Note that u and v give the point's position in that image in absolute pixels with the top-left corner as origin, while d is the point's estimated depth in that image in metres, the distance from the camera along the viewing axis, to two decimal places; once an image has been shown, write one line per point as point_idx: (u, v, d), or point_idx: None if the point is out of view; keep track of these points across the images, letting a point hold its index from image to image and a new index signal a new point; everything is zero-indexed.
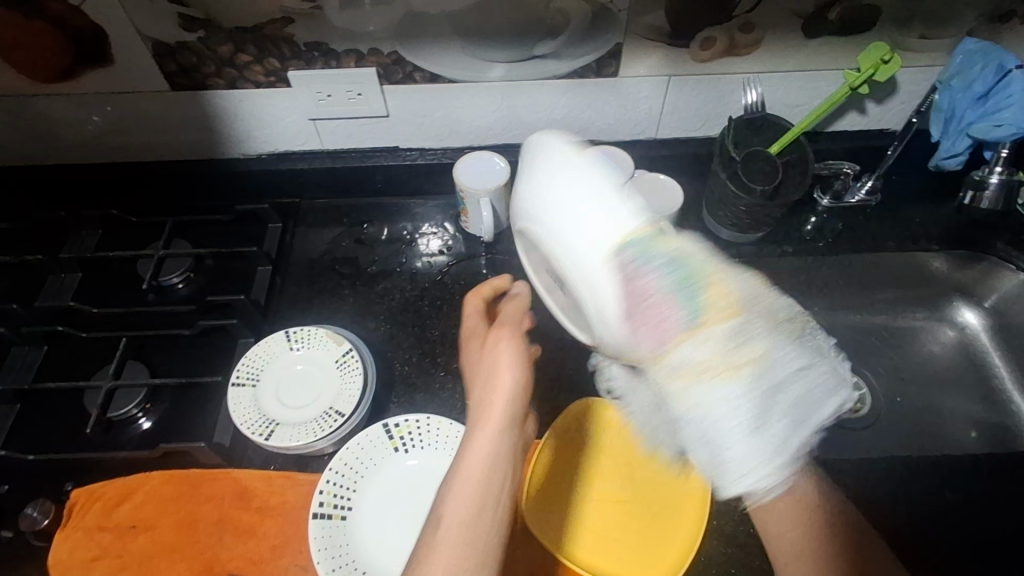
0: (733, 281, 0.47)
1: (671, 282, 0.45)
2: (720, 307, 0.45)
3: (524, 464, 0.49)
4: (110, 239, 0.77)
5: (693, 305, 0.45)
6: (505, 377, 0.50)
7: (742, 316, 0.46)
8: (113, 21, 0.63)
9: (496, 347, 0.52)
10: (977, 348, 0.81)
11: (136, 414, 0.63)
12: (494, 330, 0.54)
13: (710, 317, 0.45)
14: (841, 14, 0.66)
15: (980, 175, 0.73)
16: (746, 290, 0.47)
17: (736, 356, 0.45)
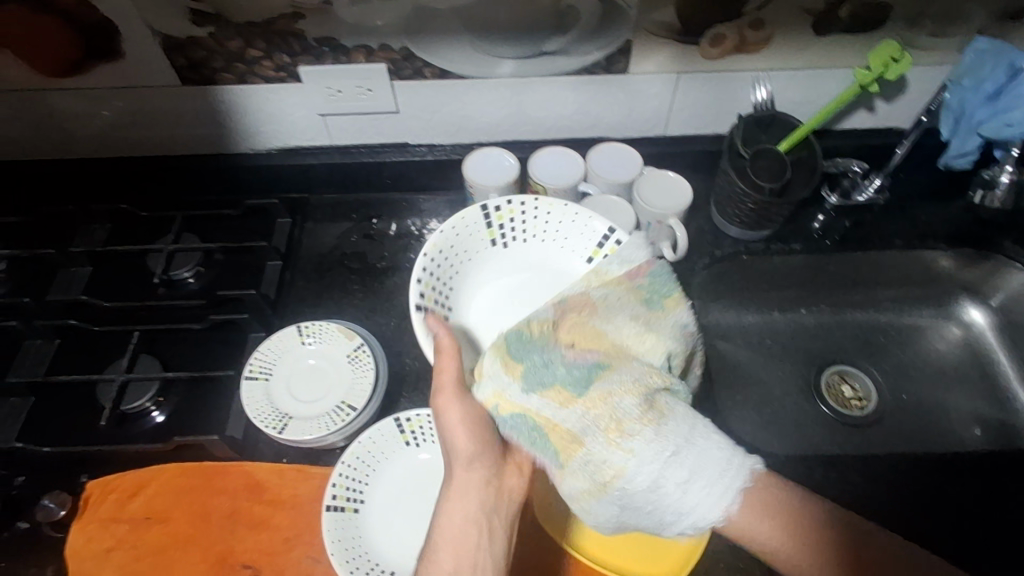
0: (574, 407, 0.51)
1: (529, 441, 0.51)
2: (578, 434, 0.50)
3: (495, 508, 0.52)
4: (120, 234, 0.77)
5: (553, 446, 0.51)
6: (456, 433, 0.52)
7: (596, 433, 0.50)
8: (123, 16, 0.63)
9: (438, 412, 0.51)
10: (981, 346, 0.82)
11: (149, 407, 0.64)
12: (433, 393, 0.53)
13: (568, 450, 0.51)
14: (852, 11, 0.66)
15: (991, 173, 0.76)
16: (591, 400, 0.51)
17: (619, 456, 0.49)
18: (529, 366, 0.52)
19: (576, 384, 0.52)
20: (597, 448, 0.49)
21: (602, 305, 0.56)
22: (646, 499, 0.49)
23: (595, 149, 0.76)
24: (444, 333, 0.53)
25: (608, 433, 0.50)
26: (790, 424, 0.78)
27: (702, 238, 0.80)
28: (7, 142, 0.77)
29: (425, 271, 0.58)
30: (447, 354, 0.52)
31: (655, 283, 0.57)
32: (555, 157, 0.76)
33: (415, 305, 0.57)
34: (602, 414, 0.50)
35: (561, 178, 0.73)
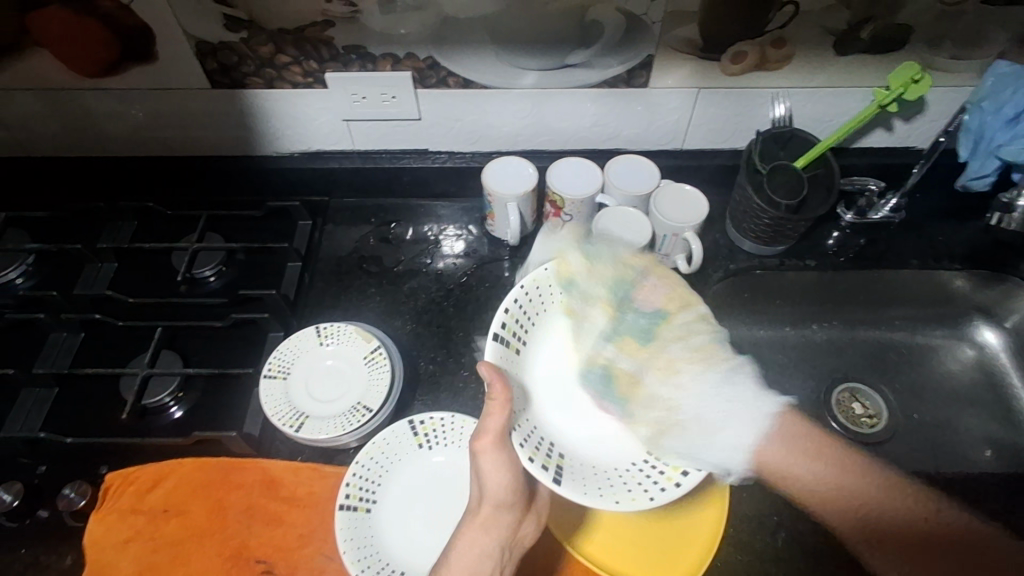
0: (629, 356, 0.62)
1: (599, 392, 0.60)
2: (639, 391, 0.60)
3: (507, 557, 0.54)
4: (144, 231, 0.79)
5: (619, 397, 0.60)
6: (496, 477, 0.52)
7: (663, 383, 0.60)
8: (159, 20, 0.65)
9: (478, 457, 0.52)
10: (995, 368, 0.82)
11: (168, 403, 0.65)
12: (475, 436, 0.52)
13: (632, 395, 0.60)
14: (874, 32, 0.67)
15: (1006, 198, 0.73)
16: (668, 394, 0.60)
17: (672, 402, 0.59)
18: (579, 330, 0.62)
19: (607, 382, 0.61)
20: (653, 373, 0.61)
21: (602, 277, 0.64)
22: (699, 438, 0.55)
23: (613, 161, 0.77)
24: (501, 382, 0.51)
25: (655, 376, 0.61)
26: None
27: (717, 252, 0.81)
28: (39, 139, 0.79)
29: (515, 303, 0.58)
30: (499, 405, 0.51)
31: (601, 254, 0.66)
32: (572, 168, 0.76)
33: (495, 332, 0.56)
34: (657, 367, 0.61)
35: (579, 189, 0.74)
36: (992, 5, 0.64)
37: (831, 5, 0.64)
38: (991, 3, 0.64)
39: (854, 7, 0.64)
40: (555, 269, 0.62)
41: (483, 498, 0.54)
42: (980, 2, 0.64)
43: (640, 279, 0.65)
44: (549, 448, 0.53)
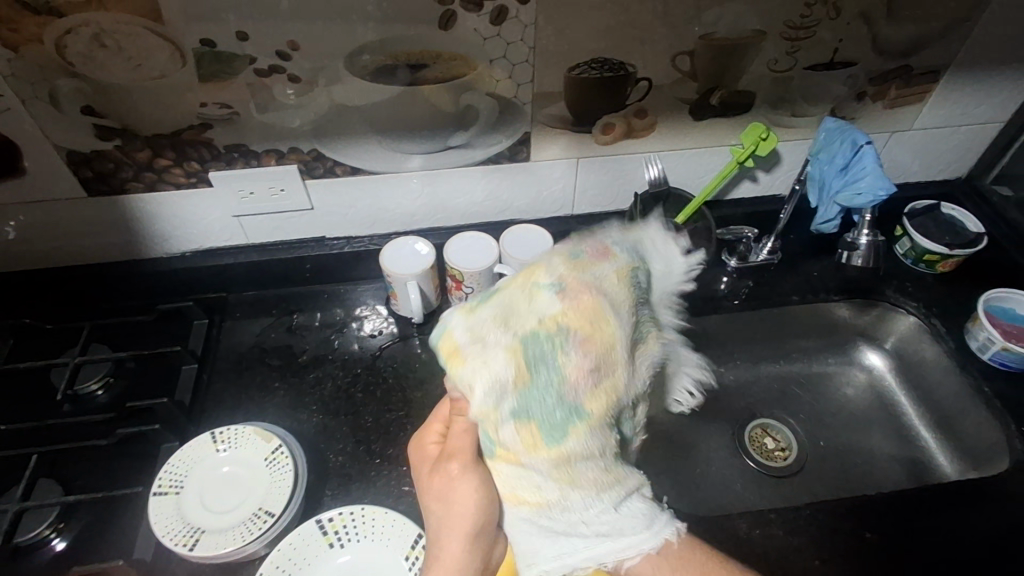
0: (528, 434, 0.43)
1: (487, 422, 0.52)
2: (555, 374, 0.42)
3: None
4: (21, 351, 0.74)
5: (492, 451, 0.47)
6: (467, 507, 0.51)
7: (553, 469, 0.44)
8: (26, 135, 0.64)
9: (453, 477, 0.52)
10: (884, 388, 0.88)
11: (49, 536, 0.60)
12: (449, 458, 0.53)
13: (503, 485, 0.48)
14: (722, 98, 0.74)
15: (851, 236, 0.82)
16: (562, 438, 0.43)
17: (571, 497, 0.45)
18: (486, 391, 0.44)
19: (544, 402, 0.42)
20: (575, 350, 0.42)
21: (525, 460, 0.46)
22: (551, 551, 0.48)
23: (508, 232, 0.79)
24: (466, 401, 0.54)
25: (587, 349, 0.42)
26: (721, 481, 0.80)
27: None
28: None
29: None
30: (465, 418, 0.52)
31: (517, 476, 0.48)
32: (470, 241, 0.78)
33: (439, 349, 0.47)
34: (579, 367, 0.42)
35: (475, 262, 0.76)
36: (815, 70, 0.73)
37: (680, 79, 0.71)
38: (814, 68, 0.72)
39: (700, 79, 0.71)
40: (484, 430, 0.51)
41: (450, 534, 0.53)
42: (805, 68, 0.72)
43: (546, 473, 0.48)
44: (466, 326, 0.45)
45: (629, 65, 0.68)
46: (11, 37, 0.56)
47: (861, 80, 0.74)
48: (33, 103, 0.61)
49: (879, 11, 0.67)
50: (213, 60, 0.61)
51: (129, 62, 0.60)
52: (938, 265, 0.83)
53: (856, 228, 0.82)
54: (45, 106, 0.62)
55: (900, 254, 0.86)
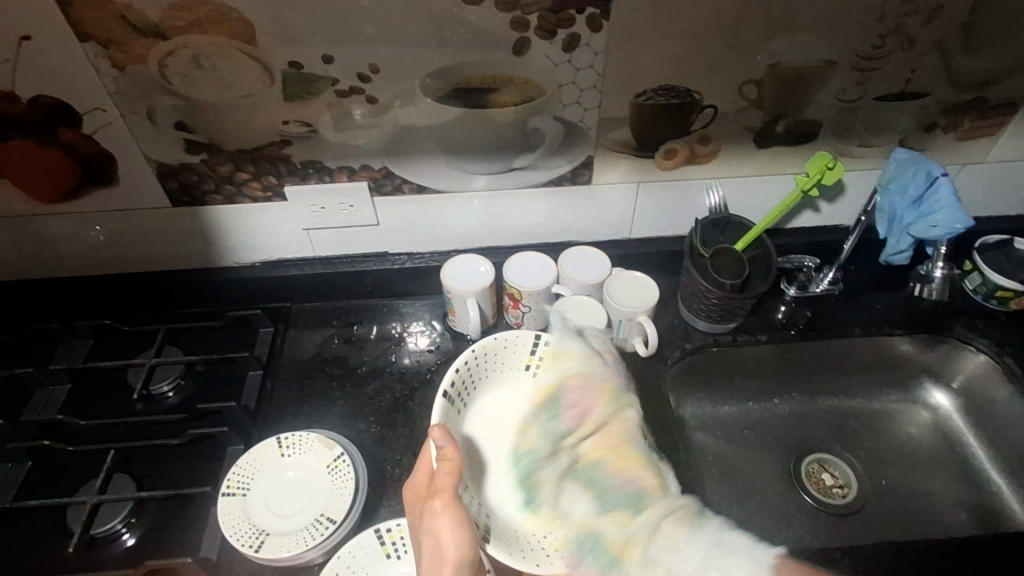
0: (618, 528, 0.58)
1: (591, 564, 0.56)
2: (597, 475, 0.62)
3: None
4: (100, 350, 0.78)
5: (611, 561, 0.56)
6: (450, 539, 0.54)
7: (656, 525, 0.56)
8: (121, 147, 0.68)
9: (434, 513, 0.55)
10: (950, 428, 0.84)
11: (120, 530, 0.63)
12: (432, 496, 0.56)
13: (611, 546, 0.57)
14: (787, 126, 0.74)
15: (926, 268, 0.82)
16: (640, 505, 0.59)
17: (681, 539, 0.55)
18: (563, 531, 0.59)
19: (589, 518, 0.59)
20: (608, 464, 0.62)
21: (623, 550, 0.56)
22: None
23: (566, 253, 0.80)
24: (451, 445, 0.58)
25: (619, 464, 0.62)
26: (774, 516, 0.78)
27: (673, 333, 0.83)
28: None
29: (465, 363, 0.68)
30: (449, 460, 0.57)
31: (587, 552, 0.57)
32: (528, 261, 0.79)
33: (444, 390, 0.65)
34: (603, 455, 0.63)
35: (534, 282, 0.77)
36: (884, 101, 0.72)
37: (746, 106, 0.71)
38: (884, 99, 0.72)
39: (766, 107, 0.72)
40: (569, 556, 0.58)
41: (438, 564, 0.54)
42: (874, 98, 0.72)
43: (593, 548, 0.57)
44: (462, 400, 0.68)
45: (695, 93, 0.69)
46: (120, 57, 0.61)
47: (932, 111, 0.73)
48: (131, 117, 0.66)
49: (952, 43, 0.67)
50: (299, 81, 0.64)
51: (221, 81, 0.63)
52: (1011, 302, 0.81)
53: (930, 260, 0.82)
54: (141, 120, 0.66)
55: (968, 290, 0.84)
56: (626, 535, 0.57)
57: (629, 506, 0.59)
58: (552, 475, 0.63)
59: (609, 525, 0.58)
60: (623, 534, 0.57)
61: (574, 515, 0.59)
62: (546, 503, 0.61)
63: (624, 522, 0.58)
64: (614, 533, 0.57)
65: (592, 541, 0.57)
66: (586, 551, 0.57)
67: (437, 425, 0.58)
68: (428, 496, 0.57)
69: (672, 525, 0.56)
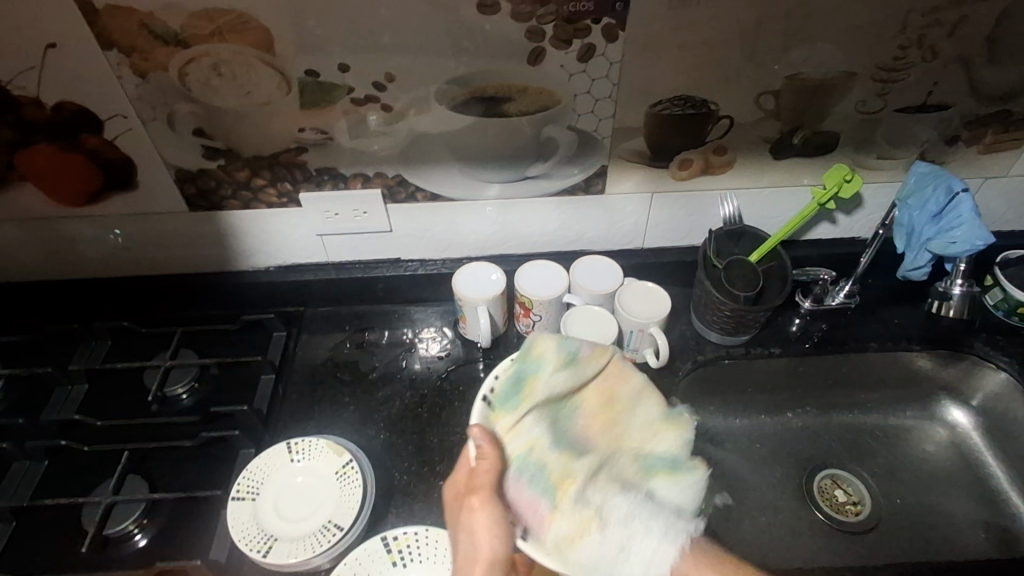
0: (559, 458, 0.57)
1: (534, 485, 0.55)
2: (571, 424, 0.61)
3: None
4: (118, 351, 0.79)
5: (550, 490, 0.55)
6: (485, 538, 0.54)
7: (594, 472, 0.57)
8: (142, 152, 0.69)
9: (472, 510, 0.55)
10: (968, 446, 0.83)
11: (132, 530, 0.64)
12: (471, 493, 0.56)
13: (557, 487, 0.56)
14: (805, 138, 0.73)
15: (944, 286, 0.81)
16: (592, 454, 0.59)
17: (620, 497, 0.57)
18: (531, 435, 0.58)
19: (553, 444, 0.58)
20: (584, 415, 0.62)
21: (572, 485, 0.56)
22: (617, 555, 0.54)
23: (578, 262, 0.80)
24: (489, 443, 0.57)
25: (596, 422, 0.62)
26: (785, 532, 0.77)
27: (685, 345, 0.82)
28: (16, 265, 0.80)
29: (504, 372, 0.63)
30: (487, 458, 0.56)
31: (534, 480, 0.56)
32: (541, 270, 0.79)
33: (483, 395, 0.61)
34: (592, 416, 0.62)
35: (546, 290, 0.76)
36: (905, 112, 0.71)
37: (763, 117, 0.70)
38: (904, 111, 0.71)
39: (783, 118, 0.71)
40: (517, 466, 0.56)
41: (473, 562, 0.54)
42: (894, 110, 0.71)
43: (541, 475, 0.56)
44: None
45: (711, 103, 0.69)
46: (142, 65, 0.62)
47: (954, 124, 0.72)
48: (152, 124, 0.67)
49: (976, 54, 0.66)
50: (315, 90, 0.65)
51: (240, 88, 0.64)
52: None
53: (949, 277, 0.81)
54: (162, 126, 0.67)
55: (989, 306, 0.82)
56: (582, 491, 0.56)
57: (572, 451, 0.58)
58: (518, 396, 0.60)
59: (571, 470, 0.57)
60: (564, 471, 0.56)
61: (535, 414, 0.59)
62: (507, 433, 0.58)
63: (577, 464, 0.57)
64: (567, 466, 0.57)
65: (542, 471, 0.56)
66: (538, 468, 0.56)
67: (475, 423, 0.58)
68: (467, 493, 0.56)
69: (613, 474, 0.58)
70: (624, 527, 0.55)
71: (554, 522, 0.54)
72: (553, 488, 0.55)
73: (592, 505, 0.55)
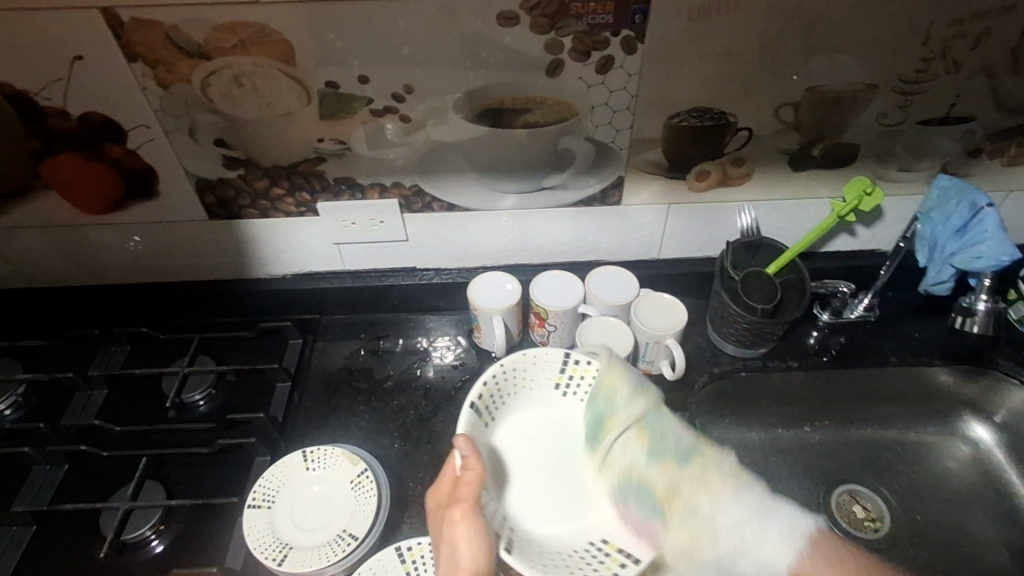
0: (664, 475, 0.59)
1: (637, 509, 0.58)
2: (669, 432, 0.61)
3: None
4: (136, 356, 0.80)
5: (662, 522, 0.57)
6: (465, 550, 0.53)
7: (702, 477, 0.59)
8: (163, 161, 0.70)
9: (453, 521, 0.54)
10: (991, 463, 0.81)
11: (149, 536, 0.64)
12: (453, 504, 0.55)
13: (665, 505, 0.58)
14: (824, 150, 0.72)
15: (968, 301, 0.80)
16: (696, 457, 0.60)
17: (728, 495, 0.58)
18: (629, 458, 0.61)
19: (653, 462, 0.60)
20: (675, 419, 0.63)
21: (681, 494, 0.58)
22: (733, 552, 0.56)
23: (592, 273, 0.80)
24: (474, 454, 0.57)
25: (685, 422, 0.63)
26: None
27: (700, 356, 0.82)
28: (37, 271, 0.81)
29: (493, 377, 0.65)
30: (472, 471, 0.56)
31: (634, 497, 0.59)
32: (556, 280, 0.79)
33: (470, 401, 0.63)
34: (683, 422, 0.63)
35: (561, 301, 0.76)
36: (927, 125, 0.70)
37: (781, 129, 0.70)
38: (926, 123, 0.70)
39: (803, 130, 0.70)
40: (622, 485, 0.60)
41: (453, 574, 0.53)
42: (916, 123, 0.70)
43: (645, 494, 0.59)
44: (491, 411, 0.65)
45: (730, 115, 0.68)
46: (165, 76, 0.63)
47: (978, 136, 0.71)
48: (174, 134, 0.68)
49: (1000, 67, 0.65)
50: (335, 101, 0.66)
51: (260, 99, 0.65)
52: None
53: (974, 292, 0.80)
54: (183, 137, 0.68)
55: (1014, 321, 0.81)
56: (691, 492, 0.58)
57: (688, 455, 0.60)
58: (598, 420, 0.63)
59: (673, 479, 0.59)
60: (674, 486, 0.59)
61: (623, 428, 0.62)
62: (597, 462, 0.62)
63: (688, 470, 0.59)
64: (673, 475, 0.59)
65: (635, 493, 0.59)
66: (631, 488, 0.59)
67: (460, 433, 0.58)
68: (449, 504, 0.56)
69: (717, 471, 0.60)
70: (735, 522, 0.57)
71: (669, 532, 0.57)
72: (654, 495, 0.58)
73: (707, 511, 0.57)
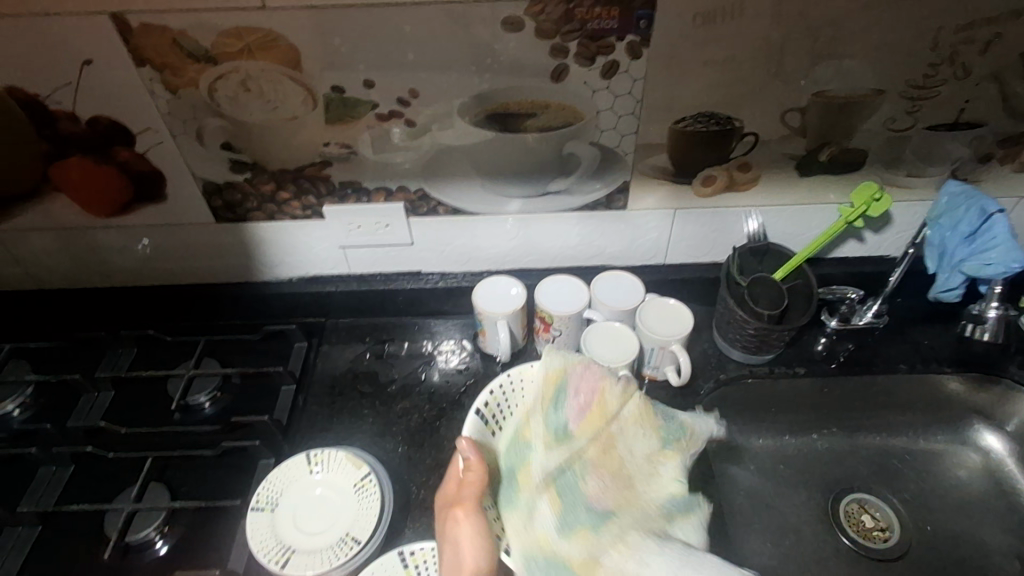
0: (560, 523, 0.56)
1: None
2: (577, 483, 0.59)
3: None
4: (143, 358, 0.81)
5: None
6: (467, 549, 0.56)
7: (605, 530, 0.56)
8: (170, 164, 0.71)
9: (457, 520, 0.57)
10: (1002, 473, 0.80)
11: (154, 538, 0.65)
12: (456, 504, 0.58)
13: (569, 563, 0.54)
14: (831, 154, 0.72)
15: (977, 309, 0.77)
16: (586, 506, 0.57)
17: (628, 542, 0.54)
18: (543, 512, 0.57)
19: (567, 504, 0.58)
20: (586, 465, 0.61)
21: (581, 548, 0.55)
22: None
23: (598, 277, 0.80)
24: (477, 456, 0.60)
25: (598, 468, 0.60)
26: (809, 556, 0.75)
27: (707, 362, 0.81)
28: (47, 273, 0.82)
29: (499, 385, 0.68)
30: (474, 471, 0.59)
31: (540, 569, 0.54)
32: (561, 284, 0.79)
33: (476, 407, 0.65)
34: (593, 482, 0.59)
35: (566, 306, 0.76)
36: (936, 130, 0.69)
37: (788, 134, 0.70)
38: (936, 129, 0.69)
39: (810, 135, 0.70)
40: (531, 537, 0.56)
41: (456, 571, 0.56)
42: (925, 128, 0.69)
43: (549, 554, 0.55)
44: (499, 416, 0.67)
45: (736, 120, 0.68)
46: (173, 81, 0.63)
47: (988, 141, 0.70)
48: (181, 138, 0.68)
49: (1010, 72, 0.64)
50: (340, 105, 0.66)
51: (266, 103, 0.65)
52: None
53: (983, 299, 0.77)
54: (191, 140, 0.69)
55: None
56: (593, 544, 0.55)
57: (579, 504, 0.58)
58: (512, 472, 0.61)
59: (576, 523, 0.56)
60: (575, 536, 0.56)
61: (532, 481, 0.60)
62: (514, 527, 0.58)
63: (591, 516, 0.57)
64: (573, 521, 0.56)
65: (550, 537, 0.55)
66: (541, 540, 0.56)
67: (465, 435, 0.61)
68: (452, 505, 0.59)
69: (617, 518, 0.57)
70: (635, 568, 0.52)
71: None
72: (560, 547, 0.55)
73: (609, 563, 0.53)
